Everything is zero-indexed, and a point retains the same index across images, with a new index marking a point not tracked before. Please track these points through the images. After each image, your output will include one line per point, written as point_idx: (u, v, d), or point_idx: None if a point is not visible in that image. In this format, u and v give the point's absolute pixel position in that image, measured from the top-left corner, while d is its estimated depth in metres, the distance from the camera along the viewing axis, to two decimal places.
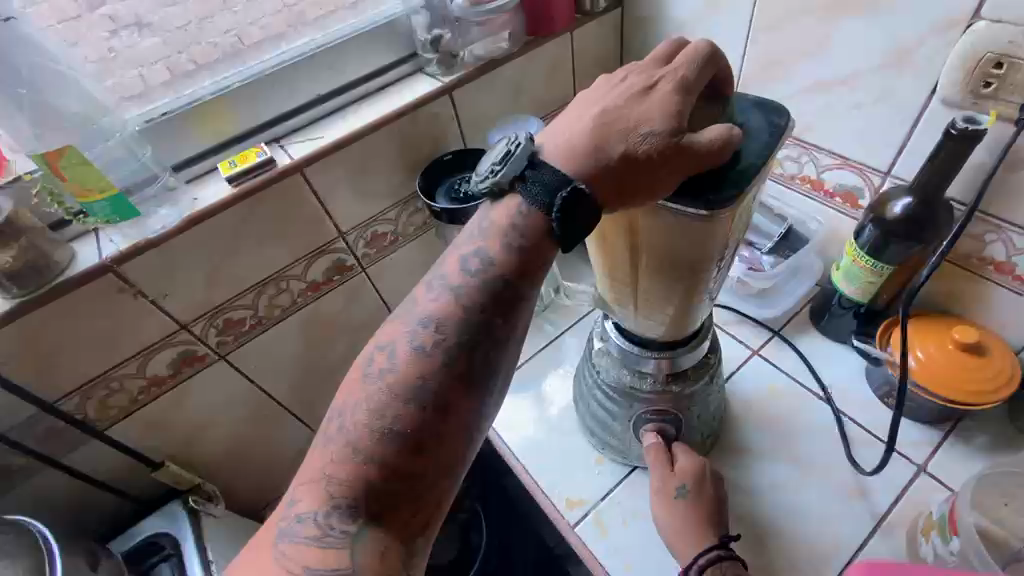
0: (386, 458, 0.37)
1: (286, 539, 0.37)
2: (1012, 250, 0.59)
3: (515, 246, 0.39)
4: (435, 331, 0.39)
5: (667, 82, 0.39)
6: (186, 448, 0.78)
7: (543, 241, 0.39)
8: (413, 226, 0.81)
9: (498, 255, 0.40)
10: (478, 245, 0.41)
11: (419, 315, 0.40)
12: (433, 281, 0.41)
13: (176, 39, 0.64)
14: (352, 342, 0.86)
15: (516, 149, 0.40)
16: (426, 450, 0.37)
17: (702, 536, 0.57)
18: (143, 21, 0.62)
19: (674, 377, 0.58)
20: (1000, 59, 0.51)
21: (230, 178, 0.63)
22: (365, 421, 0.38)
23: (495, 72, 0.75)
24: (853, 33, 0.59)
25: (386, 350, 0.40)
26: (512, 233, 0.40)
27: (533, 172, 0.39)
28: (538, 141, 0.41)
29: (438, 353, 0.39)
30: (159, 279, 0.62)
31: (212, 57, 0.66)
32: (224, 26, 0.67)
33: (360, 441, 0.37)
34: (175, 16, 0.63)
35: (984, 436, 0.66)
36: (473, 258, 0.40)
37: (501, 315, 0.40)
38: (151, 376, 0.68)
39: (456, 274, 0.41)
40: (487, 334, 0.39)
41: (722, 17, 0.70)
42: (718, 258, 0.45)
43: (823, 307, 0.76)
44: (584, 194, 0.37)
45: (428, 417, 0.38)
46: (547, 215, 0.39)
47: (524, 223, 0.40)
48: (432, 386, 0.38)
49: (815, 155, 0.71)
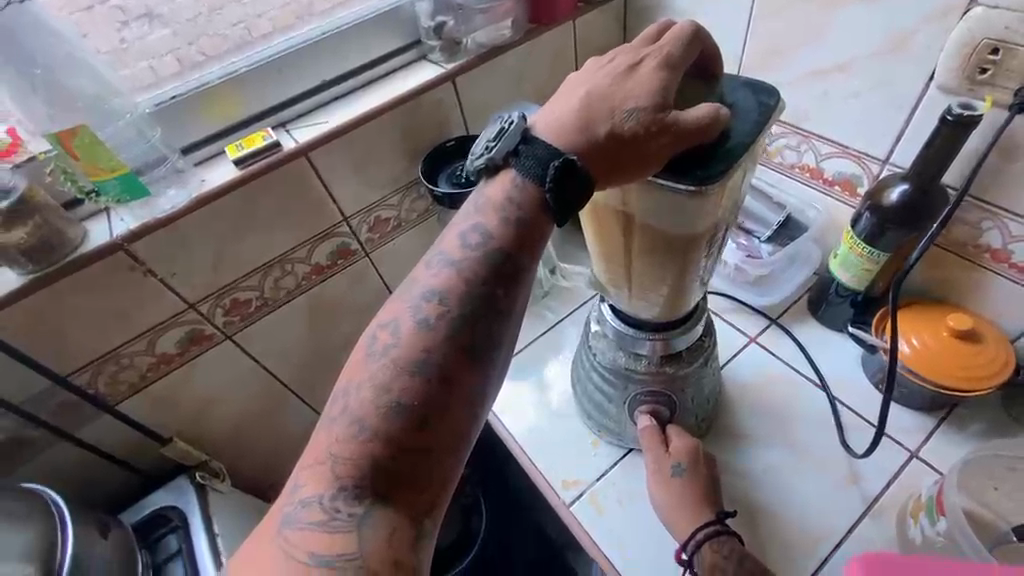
0: (390, 434, 0.37)
1: (290, 526, 0.36)
2: (1008, 238, 0.59)
3: (510, 221, 0.41)
4: (440, 304, 0.40)
5: (653, 62, 0.40)
6: (193, 426, 0.80)
7: (541, 215, 0.41)
8: (416, 212, 0.82)
9: (496, 228, 0.41)
10: (476, 221, 0.42)
11: (421, 290, 0.41)
12: (432, 259, 0.43)
13: (186, 31, 0.67)
14: (355, 326, 0.88)
15: (510, 127, 0.42)
16: (428, 425, 0.38)
17: (699, 512, 0.59)
18: (153, 12, 0.64)
19: (669, 359, 0.59)
20: (997, 45, 0.51)
21: (237, 160, 0.65)
22: (371, 396, 0.38)
23: (498, 60, 0.76)
24: (852, 20, 0.60)
25: (390, 326, 0.41)
26: (509, 207, 0.41)
27: (527, 147, 0.41)
28: (531, 120, 0.43)
29: (442, 325, 0.40)
30: (168, 259, 0.64)
31: (222, 47, 0.69)
32: (233, 18, 0.69)
33: (365, 418, 0.38)
34: (185, 8, 0.66)
35: (979, 423, 0.66)
36: (471, 231, 0.42)
37: (503, 286, 0.41)
38: (160, 354, 0.70)
39: (456, 249, 0.42)
40: (489, 307, 0.41)
41: (723, 6, 0.70)
42: (709, 238, 0.46)
43: (820, 296, 0.76)
44: (575, 165, 0.39)
45: (433, 388, 0.38)
46: (541, 187, 0.41)
47: (521, 197, 0.41)
48: (437, 358, 0.39)
49: (815, 144, 0.71)
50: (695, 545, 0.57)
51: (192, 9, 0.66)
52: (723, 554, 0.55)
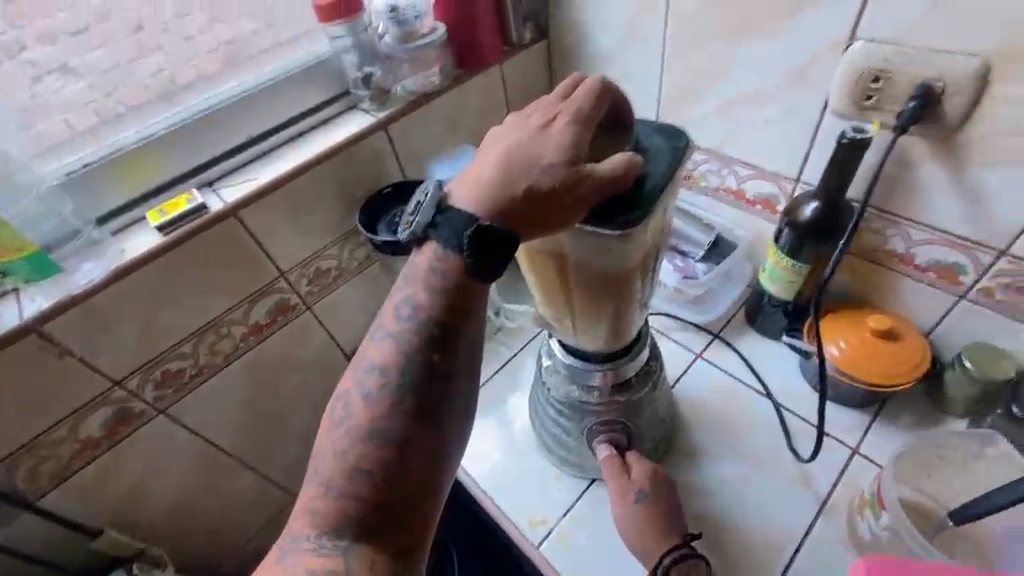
0: (358, 495, 0.39)
1: (290, 554, 0.39)
2: (910, 243, 0.65)
3: (436, 289, 0.41)
4: (381, 376, 0.41)
5: (569, 116, 0.41)
6: (126, 510, 0.74)
7: (465, 279, 0.41)
8: (356, 260, 0.81)
9: (424, 300, 0.41)
10: (407, 293, 0.42)
11: (367, 363, 0.42)
12: (374, 334, 0.43)
13: (104, 82, 0.63)
14: (302, 382, 0.85)
15: (426, 198, 0.42)
16: (392, 482, 0.39)
17: (664, 538, 0.59)
18: (67, 65, 0.61)
19: (619, 388, 0.60)
20: (878, 74, 0.57)
21: (158, 227, 0.62)
22: (333, 462, 0.40)
23: (428, 106, 0.77)
24: (753, 55, 0.65)
25: (343, 397, 0.42)
26: (433, 277, 0.41)
27: (443, 218, 0.41)
28: (448, 187, 0.43)
29: (387, 395, 0.40)
30: (86, 336, 0.60)
31: (145, 98, 0.66)
32: (155, 66, 0.66)
33: (331, 481, 0.39)
34: (101, 60, 0.63)
35: (908, 414, 0.71)
36: (404, 305, 0.42)
37: (440, 352, 0.41)
38: (84, 440, 0.65)
39: (393, 321, 0.42)
40: (432, 373, 0.41)
41: (638, 45, 0.75)
42: (641, 270, 0.48)
43: (755, 307, 0.80)
44: (491, 229, 0.39)
45: (387, 453, 0.39)
46: (462, 255, 0.40)
47: (444, 266, 0.41)
48: (386, 427, 0.40)
49: (734, 168, 0.76)
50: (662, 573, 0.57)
51: (109, 59, 0.63)
52: None
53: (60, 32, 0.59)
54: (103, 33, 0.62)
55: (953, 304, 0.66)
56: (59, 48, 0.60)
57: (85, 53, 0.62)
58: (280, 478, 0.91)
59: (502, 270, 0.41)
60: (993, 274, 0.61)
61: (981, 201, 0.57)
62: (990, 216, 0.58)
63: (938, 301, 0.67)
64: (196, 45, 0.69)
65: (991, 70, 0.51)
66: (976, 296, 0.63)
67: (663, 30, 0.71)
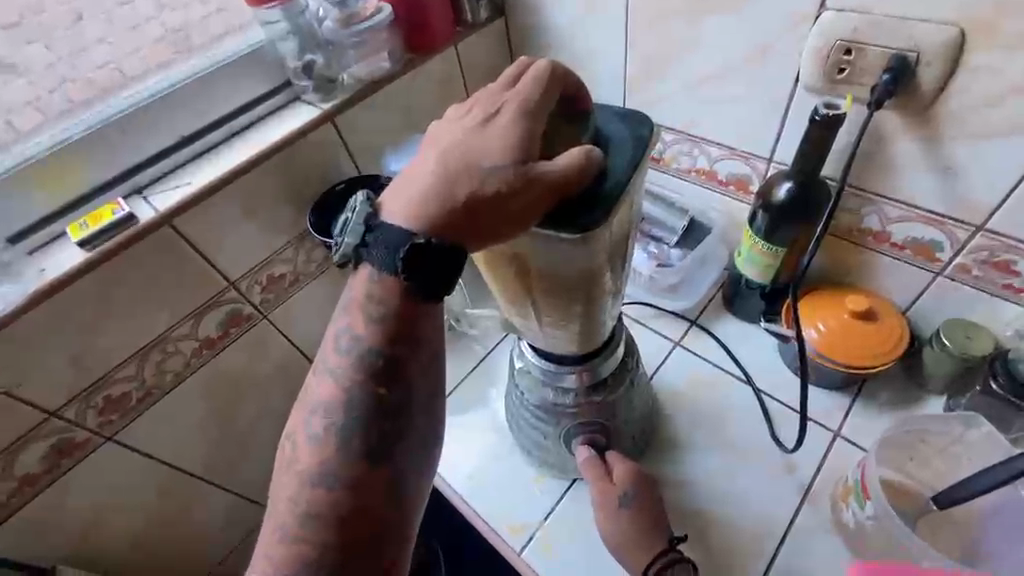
0: (309, 538, 0.36)
1: None
2: (886, 221, 0.63)
3: (380, 312, 0.37)
4: (326, 416, 0.38)
5: (512, 106, 0.36)
6: (82, 544, 0.69)
7: (412, 297, 0.37)
8: (314, 262, 0.76)
9: (366, 326, 0.38)
10: (347, 319, 0.39)
11: (313, 403, 0.39)
12: (319, 365, 0.39)
13: (43, 79, 0.62)
14: (264, 395, 0.80)
15: (352, 215, 0.38)
16: (348, 525, 0.36)
17: (649, 542, 0.57)
18: (5, 61, 0.61)
19: (595, 388, 0.57)
20: (849, 46, 0.53)
21: (80, 242, 0.56)
22: (281, 507, 0.37)
23: (378, 94, 0.71)
24: (718, 30, 0.61)
25: (291, 438, 0.39)
26: (371, 303, 0.37)
27: (373, 238, 0.37)
28: (380, 198, 0.39)
29: (332, 437, 0.37)
30: (10, 367, 0.54)
31: (86, 92, 0.63)
32: (100, 58, 0.65)
33: (282, 525, 0.36)
34: (38, 55, 0.62)
35: (887, 393, 0.70)
36: (344, 336, 0.38)
37: (387, 384, 0.37)
38: (22, 477, 0.60)
39: (334, 355, 0.39)
40: (380, 409, 0.37)
41: (598, 23, 0.70)
42: (609, 270, 0.44)
43: (732, 291, 0.78)
44: (428, 244, 0.35)
45: (338, 498, 0.36)
46: (398, 275, 0.37)
47: (381, 291, 0.37)
48: (334, 471, 0.36)
49: (705, 148, 0.72)
50: None
51: (51, 53, 0.63)
52: None
53: None
54: (41, 26, 0.63)
55: (929, 281, 0.64)
56: None
57: (22, 47, 0.62)
58: (253, 494, 0.86)
59: (445, 285, 0.37)
60: (969, 250, 0.59)
61: (956, 176, 0.55)
62: (965, 191, 0.55)
63: (914, 279, 0.66)
64: (141, 34, 0.68)
65: (965, 38, 0.48)
66: (953, 273, 0.62)
67: (625, 4, 0.66)
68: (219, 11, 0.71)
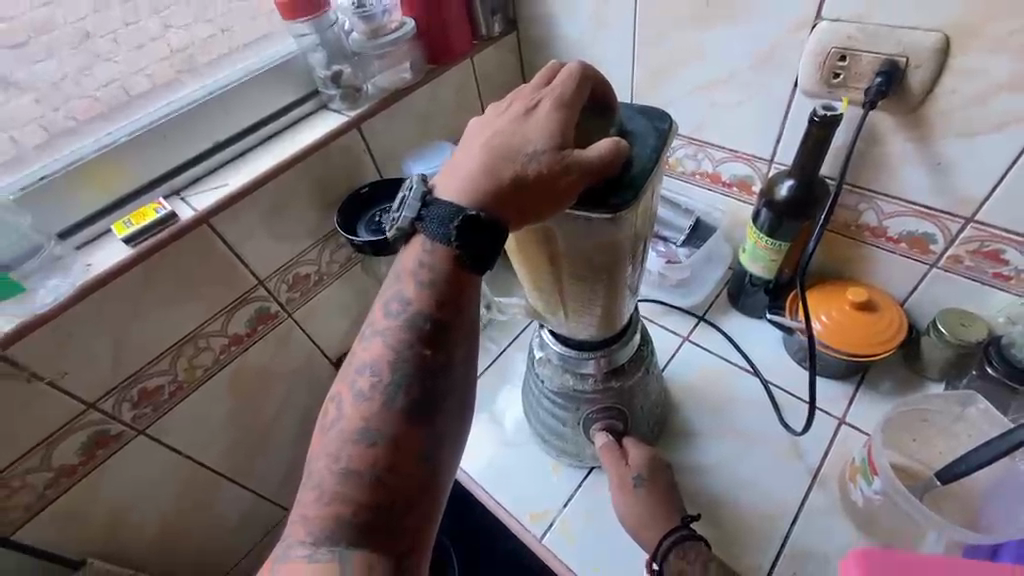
0: (349, 497, 0.38)
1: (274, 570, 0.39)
2: (882, 217, 0.67)
3: (428, 281, 0.41)
4: (373, 375, 0.41)
5: (547, 100, 0.41)
6: (110, 538, 0.70)
7: (456, 270, 0.41)
8: (337, 262, 0.79)
9: (414, 294, 0.42)
10: (397, 288, 0.43)
11: (359, 363, 0.42)
12: (365, 331, 0.43)
13: (51, 97, 0.60)
14: (286, 391, 0.82)
15: (410, 192, 0.43)
16: (386, 485, 0.39)
17: (663, 522, 0.59)
18: (8, 79, 0.57)
19: (613, 374, 0.60)
20: (843, 53, 0.58)
21: (126, 239, 0.59)
22: (321, 466, 0.40)
23: (401, 102, 0.76)
24: (722, 40, 0.66)
25: (336, 401, 0.42)
26: (419, 277, 0.42)
27: (427, 211, 0.41)
28: (432, 180, 0.44)
29: (378, 394, 0.40)
30: (55, 358, 0.56)
31: (98, 110, 0.63)
32: (105, 77, 0.63)
33: (324, 485, 0.39)
34: (48, 72, 0.59)
35: (888, 381, 0.74)
36: (393, 301, 0.42)
37: (432, 346, 0.41)
38: (59, 468, 0.61)
39: (382, 320, 0.43)
40: (424, 369, 0.41)
41: (607, 36, 0.75)
42: (629, 256, 0.48)
43: (739, 288, 0.81)
44: (477, 218, 0.39)
45: (380, 453, 0.39)
46: (450, 246, 0.41)
47: (432, 259, 0.41)
48: (378, 427, 0.40)
49: (709, 151, 0.77)
50: (663, 555, 0.57)
51: (57, 71, 0.60)
52: (688, 560, 0.56)
53: None
54: (45, 45, 0.59)
55: (924, 273, 0.68)
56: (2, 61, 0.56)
57: (29, 66, 0.58)
58: (271, 492, 0.88)
59: (491, 258, 0.41)
60: (961, 241, 0.63)
61: (945, 172, 0.59)
62: (955, 185, 0.60)
63: (910, 271, 0.69)
64: (146, 54, 0.65)
65: (950, 44, 0.53)
66: (946, 264, 0.66)
67: (633, 17, 0.71)
68: (224, 31, 0.70)
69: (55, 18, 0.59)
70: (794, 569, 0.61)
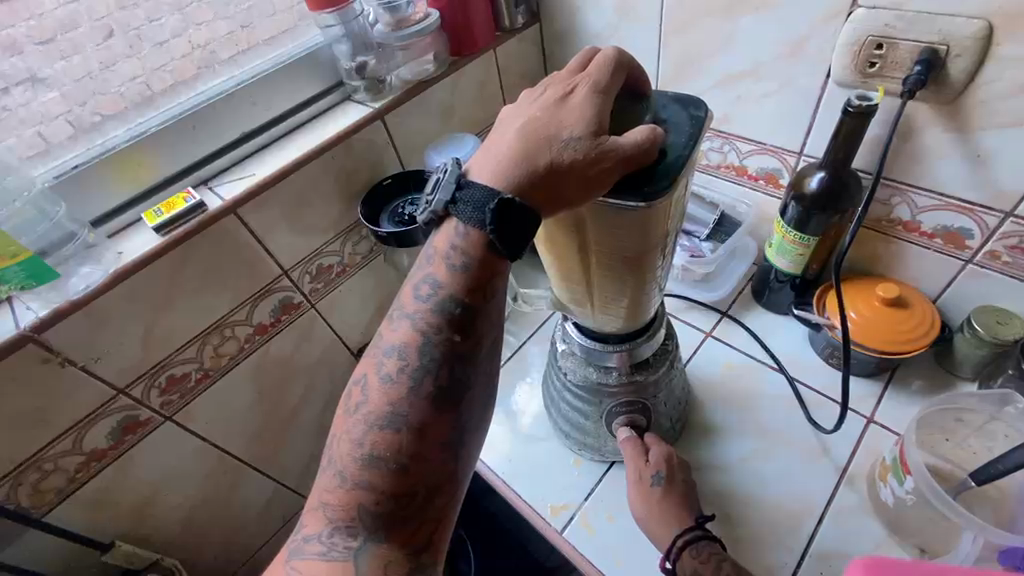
0: (375, 484, 0.39)
1: (296, 557, 0.39)
2: (916, 211, 0.65)
3: (459, 265, 0.41)
4: (400, 358, 0.41)
5: (582, 87, 0.42)
6: (138, 522, 0.72)
7: (489, 256, 0.41)
8: (360, 254, 0.80)
9: (446, 278, 0.42)
10: (428, 272, 0.43)
11: (385, 347, 0.42)
12: (395, 315, 0.43)
13: (75, 92, 0.60)
14: (309, 381, 0.83)
15: (444, 175, 0.43)
16: (412, 471, 0.39)
17: (676, 521, 0.59)
18: (36, 75, 0.58)
19: (637, 367, 0.59)
20: (880, 41, 0.56)
21: (155, 228, 0.60)
22: (349, 451, 0.40)
23: (426, 95, 0.76)
24: (753, 30, 0.64)
25: (361, 383, 0.42)
26: (452, 257, 0.42)
27: (463, 194, 0.41)
28: (465, 164, 0.44)
29: (405, 380, 0.40)
30: (88, 344, 0.57)
31: (122, 106, 0.64)
32: (129, 72, 0.63)
33: (348, 471, 0.39)
34: (70, 68, 0.60)
35: (918, 380, 0.72)
36: (424, 285, 0.42)
37: (461, 332, 0.41)
38: (90, 451, 0.62)
39: (412, 303, 0.43)
40: (451, 354, 0.41)
41: (632, 27, 0.74)
42: (659, 250, 0.48)
43: (763, 284, 0.80)
44: (512, 203, 0.39)
45: (404, 440, 0.39)
46: (484, 230, 0.41)
47: (464, 243, 0.41)
48: (404, 412, 0.40)
49: (736, 144, 0.76)
50: (676, 554, 0.56)
51: (79, 68, 0.60)
52: (702, 559, 0.55)
53: (26, 41, 0.56)
54: (72, 41, 0.59)
55: (958, 269, 0.67)
56: (28, 57, 0.57)
57: (56, 62, 0.58)
58: (293, 482, 0.90)
59: (525, 244, 0.41)
60: (999, 237, 0.61)
61: (983, 164, 0.58)
62: (994, 178, 0.58)
63: (945, 268, 0.68)
64: (168, 51, 0.65)
65: (993, 30, 0.51)
66: (982, 260, 0.64)
67: (659, 8, 0.70)
68: (243, 27, 0.71)
69: (80, 14, 0.59)
70: (818, 569, 0.60)
